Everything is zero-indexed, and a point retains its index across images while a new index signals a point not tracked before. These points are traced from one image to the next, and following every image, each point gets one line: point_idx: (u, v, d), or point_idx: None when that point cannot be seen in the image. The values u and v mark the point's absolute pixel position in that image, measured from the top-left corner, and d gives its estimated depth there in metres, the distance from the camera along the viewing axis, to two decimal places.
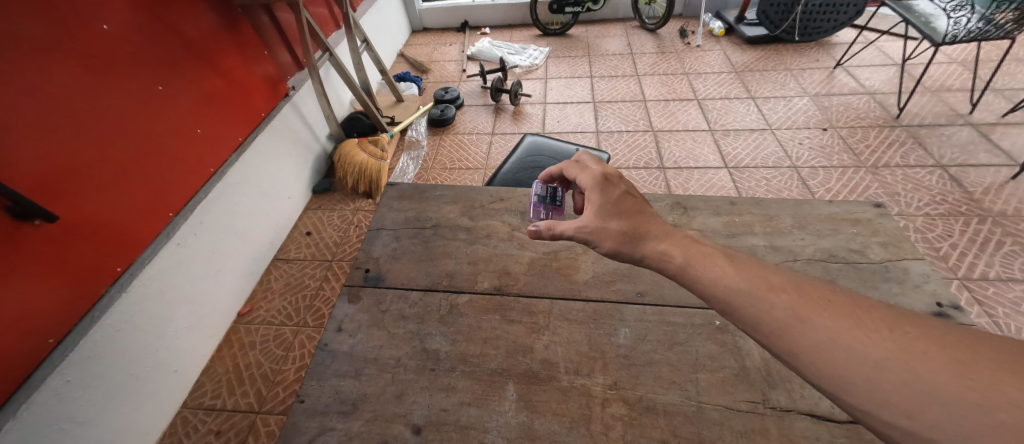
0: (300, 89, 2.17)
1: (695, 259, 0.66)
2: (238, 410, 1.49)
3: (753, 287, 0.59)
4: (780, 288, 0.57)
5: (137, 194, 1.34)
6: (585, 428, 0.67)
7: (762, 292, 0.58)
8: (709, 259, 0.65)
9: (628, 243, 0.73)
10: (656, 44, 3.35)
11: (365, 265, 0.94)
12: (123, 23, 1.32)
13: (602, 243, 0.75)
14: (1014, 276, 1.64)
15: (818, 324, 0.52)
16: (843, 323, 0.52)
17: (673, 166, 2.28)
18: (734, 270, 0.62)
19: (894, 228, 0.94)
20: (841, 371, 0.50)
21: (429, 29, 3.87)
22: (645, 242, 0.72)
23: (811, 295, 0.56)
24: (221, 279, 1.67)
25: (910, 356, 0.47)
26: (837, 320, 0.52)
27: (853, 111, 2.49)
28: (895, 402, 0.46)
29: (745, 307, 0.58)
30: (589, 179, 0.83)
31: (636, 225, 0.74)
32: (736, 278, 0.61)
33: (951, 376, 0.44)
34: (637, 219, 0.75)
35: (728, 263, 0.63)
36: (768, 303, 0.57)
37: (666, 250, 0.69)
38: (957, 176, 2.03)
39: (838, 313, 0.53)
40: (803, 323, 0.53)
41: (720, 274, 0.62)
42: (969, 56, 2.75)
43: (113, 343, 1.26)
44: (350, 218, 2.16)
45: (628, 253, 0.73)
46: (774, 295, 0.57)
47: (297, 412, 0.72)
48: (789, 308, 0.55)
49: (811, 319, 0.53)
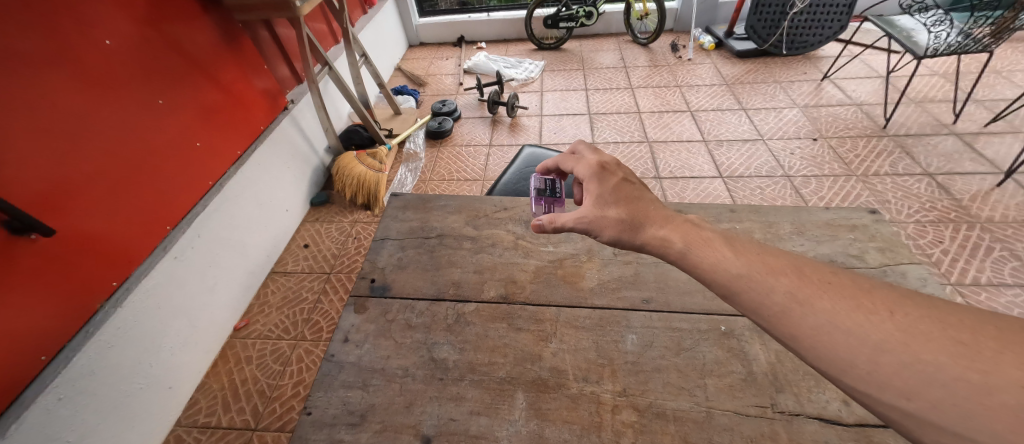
0: (299, 103, 2.19)
1: (695, 245, 0.66)
2: (234, 427, 1.47)
3: (753, 271, 0.59)
4: (780, 272, 0.58)
5: (135, 208, 1.33)
6: (596, 435, 0.67)
7: (762, 276, 0.58)
8: (709, 245, 0.65)
9: (627, 229, 0.73)
10: (648, 58, 3.42)
11: (371, 276, 0.94)
12: (124, 38, 1.33)
13: (602, 232, 0.76)
14: (1004, 281, 1.67)
15: (818, 307, 0.53)
16: (843, 305, 0.52)
17: (669, 176, 2.31)
18: (733, 254, 0.62)
19: (890, 234, 0.96)
20: (841, 354, 0.50)
21: (426, 44, 3.93)
22: (643, 229, 0.72)
23: (811, 277, 0.56)
24: (217, 293, 1.65)
25: (910, 338, 0.47)
26: (838, 302, 0.52)
27: (842, 122, 2.54)
28: (897, 384, 0.46)
29: (747, 291, 0.58)
30: (586, 169, 0.85)
31: (634, 211, 0.75)
32: (736, 262, 0.61)
33: (953, 358, 0.44)
34: (635, 205, 0.76)
35: (727, 246, 0.64)
36: (769, 286, 0.57)
37: (666, 235, 0.69)
38: (945, 183, 2.08)
39: (835, 295, 0.53)
40: (804, 307, 0.54)
41: (719, 259, 0.62)
42: (950, 68, 2.84)
43: (106, 359, 1.24)
44: (349, 230, 2.16)
45: (628, 240, 0.73)
46: (774, 278, 0.57)
47: (304, 424, 0.71)
48: (789, 291, 0.56)
49: (811, 303, 0.54)
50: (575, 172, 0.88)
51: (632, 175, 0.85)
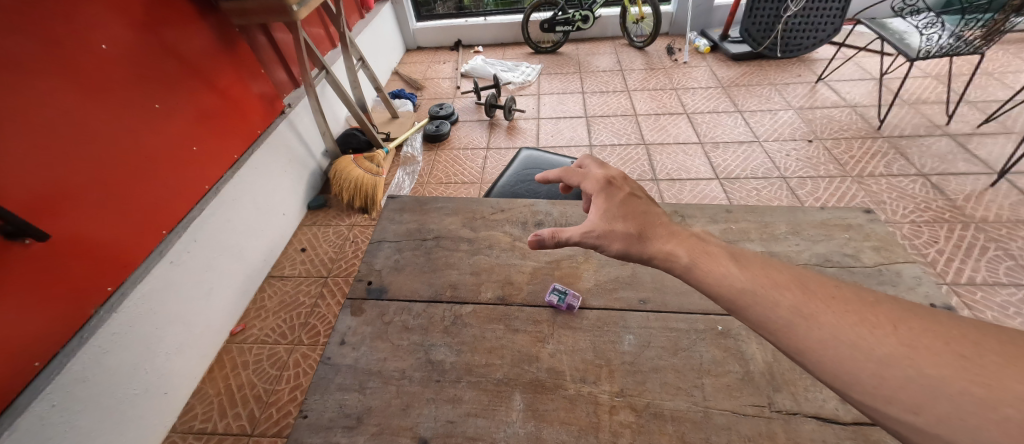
0: (295, 107, 2.19)
1: (699, 260, 0.66)
2: (231, 433, 1.45)
3: (756, 286, 0.59)
4: (784, 286, 0.58)
5: (130, 213, 1.33)
6: (593, 436, 0.67)
7: (766, 289, 0.58)
8: (713, 259, 0.65)
9: (635, 242, 0.72)
10: (644, 61, 3.44)
11: (368, 278, 0.94)
12: (121, 43, 1.33)
13: (610, 245, 0.74)
14: (999, 280, 1.68)
15: (823, 321, 0.53)
16: (846, 319, 0.52)
17: (666, 178, 2.32)
18: (738, 269, 0.62)
19: (885, 233, 0.97)
20: (846, 367, 0.50)
21: (423, 48, 3.94)
22: (650, 242, 0.72)
23: (815, 291, 0.56)
24: (214, 298, 1.64)
25: (914, 352, 0.47)
26: (842, 316, 0.52)
27: (836, 123, 2.56)
28: (902, 398, 0.46)
29: (751, 305, 0.58)
30: (593, 184, 0.85)
31: (642, 225, 0.75)
32: (741, 277, 0.61)
33: (957, 372, 0.45)
34: (642, 220, 0.76)
35: (732, 262, 0.63)
36: (773, 301, 0.57)
37: (672, 249, 0.69)
38: (939, 184, 2.09)
39: (839, 308, 0.53)
40: (808, 320, 0.54)
41: (724, 274, 0.62)
42: (942, 70, 2.87)
43: (101, 365, 1.23)
44: (346, 234, 2.15)
45: (637, 253, 0.72)
46: (779, 293, 0.57)
47: (300, 427, 0.70)
48: (793, 306, 0.55)
49: (816, 317, 0.53)
50: (582, 187, 0.87)
51: (638, 190, 0.86)
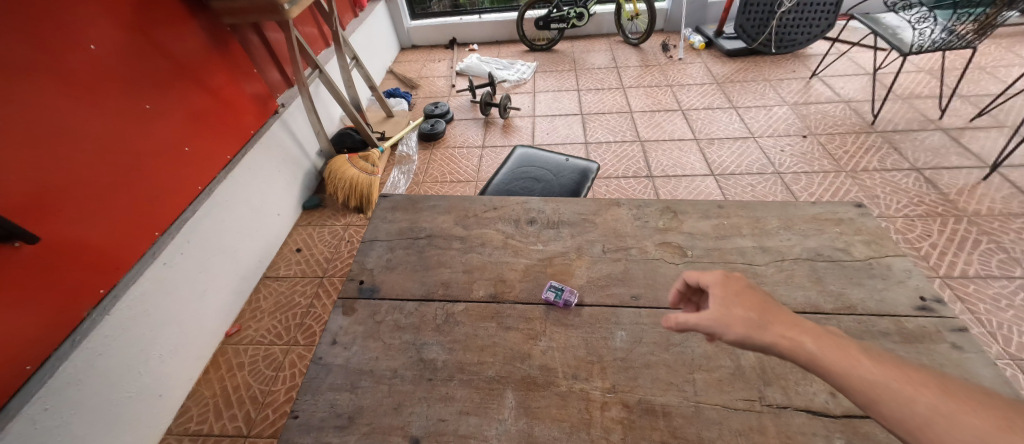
0: (289, 107, 2.17)
1: (826, 348, 0.55)
2: (227, 435, 1.45)
3: (890, 378, 0.51)
4: (920, 383, 0.49)
5: (121, 215, 1.32)
6: (585, 432, 0.67)
7: (898, 385, 0.50)
8: (840, 347, 0.55)
9: (755, 328, 0.59)
10: (640, 58, 3.43)
11: (360, 277, 0.94)
12: (110, 43, 1.32)
13: (729, 333, 0.61)
14: (991, 273, 1.69)
15: (963, 427, 0.45)
16: (999, 427, 0.43)
17: (661, 174, 2.32)
18: (868, 360, 0.53)
19: (876, 227, 0.97)
20: None
21: (418, 46, 3.93)
22: (770, 327, 0.59)
23: (960, 393, 0.47)
24: (208, 299, 1.63)
25: None
26: (993, 422, 0.44)
27: (831, 119, 2.57)
28: None
29: (880, 400, 0.50)
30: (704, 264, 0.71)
31: (763, 309, 0.61)
32: (869, 367, 0.52)
33: None
34: (764, 305, 0.62)
35: (863, 352, 0.54)
36: (906, 398, 0.49)
37: (798, 337, 0.57)
38: (932, 178, 2.10)
39: (987, 410, 0.45)
40: (949, 421, 0.46)
41: (850, 364, 0.53)
42: (935, 65, 2.88)
43: (94, 368, 1.22)
44: (341, 234, 2.14)
45: (758, 340, 0.59)
46: (914, 389, 0.49)
47: (291, 427, 0.70)
48: (931, 406, 0.47)
49: (959, 421, 0.45)
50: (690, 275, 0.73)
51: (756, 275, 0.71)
